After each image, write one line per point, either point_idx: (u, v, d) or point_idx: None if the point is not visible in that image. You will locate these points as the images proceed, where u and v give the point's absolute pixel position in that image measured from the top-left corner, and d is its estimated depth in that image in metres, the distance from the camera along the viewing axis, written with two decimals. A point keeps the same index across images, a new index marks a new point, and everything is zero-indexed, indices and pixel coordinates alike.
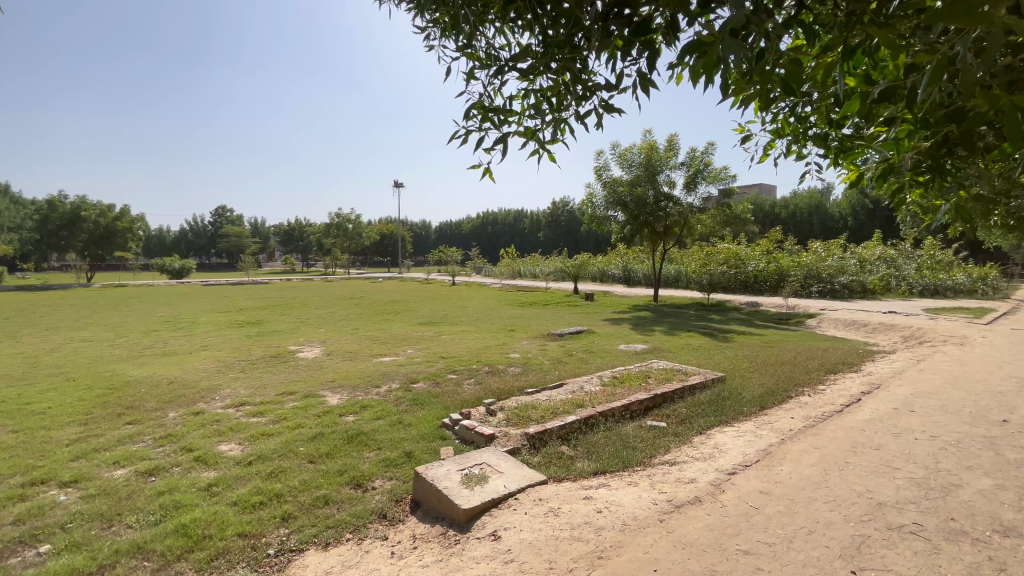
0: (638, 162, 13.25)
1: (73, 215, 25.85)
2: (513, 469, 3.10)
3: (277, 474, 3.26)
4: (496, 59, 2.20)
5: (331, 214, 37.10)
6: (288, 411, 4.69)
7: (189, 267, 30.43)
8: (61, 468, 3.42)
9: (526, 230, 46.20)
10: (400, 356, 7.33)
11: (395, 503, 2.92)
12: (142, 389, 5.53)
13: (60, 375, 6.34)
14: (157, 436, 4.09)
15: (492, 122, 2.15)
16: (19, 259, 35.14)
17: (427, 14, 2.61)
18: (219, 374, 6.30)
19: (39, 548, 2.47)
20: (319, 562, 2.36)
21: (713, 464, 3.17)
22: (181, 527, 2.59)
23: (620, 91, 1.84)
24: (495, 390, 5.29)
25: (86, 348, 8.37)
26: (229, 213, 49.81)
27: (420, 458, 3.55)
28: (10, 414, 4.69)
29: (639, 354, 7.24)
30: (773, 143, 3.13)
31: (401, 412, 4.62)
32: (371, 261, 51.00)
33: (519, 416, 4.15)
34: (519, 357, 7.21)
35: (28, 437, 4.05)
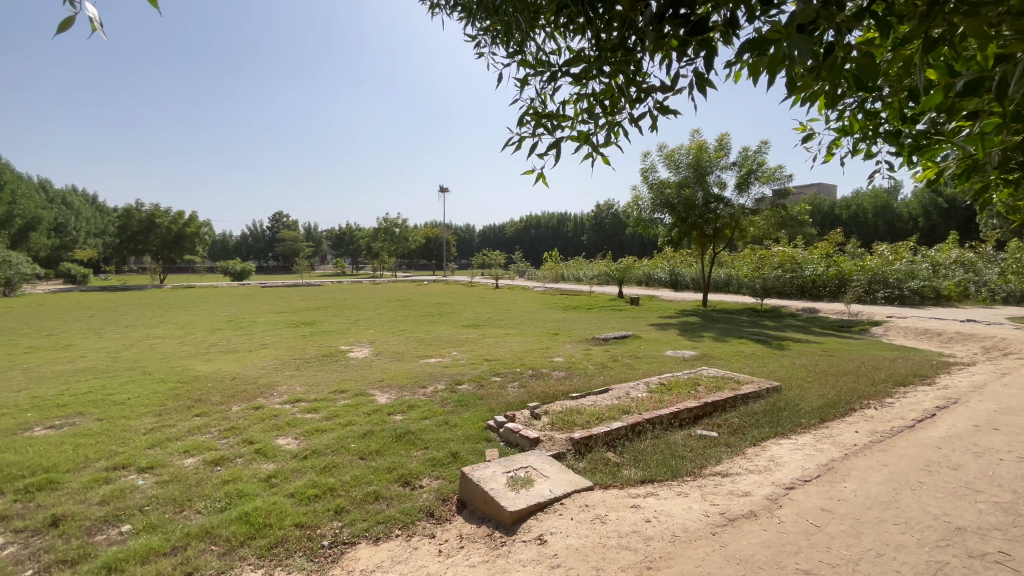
0: (686, 163, 12.90)
1: (147, 223, 28.02)
2: (558, 474, 3.09)
3: (331, 469, 3.40)
4: (549, 65, 2.22)
5: (379, 219, 38.34)
6: (340, 408, 4.88)
7: (249, 270, 32.42)
8: (139, 455, 3.72)
9: (569, 233, 45.94)
10: (446, 358, 7.46)
11: (442, 502, 2.97)
12: (208, 384, 5.91)
13: (137, 369, 6.88)
14: (221, 428, 4.36)
15: (545, 127, 2.18)
16: (103, 263, 38.62)
17: (480, 22, 2.68)
18: (276, 371, 6.64)
19: (121, 527, 2.69)
20: (370, 556, 2.43)
21: (769, 478, 3.04)
22: (244, 515, 2.75)
23: (676, 93, 1.81)
24: (539, 393, 5.29)
25: (159, 344, 9.05)
26: (285, 218, 52.55)
27: (466, 459, 3.60)
28: (95, 403, 5.15)
29: (688, 361, 7.02)
30: (838, 142, 2.98)
31: (447, 413, 4.70)
32: (417, 264, 52.26)
33: (564, 421, 4.12)
34: (563, 361, 7.16)
35: (110, 425, 4.43)
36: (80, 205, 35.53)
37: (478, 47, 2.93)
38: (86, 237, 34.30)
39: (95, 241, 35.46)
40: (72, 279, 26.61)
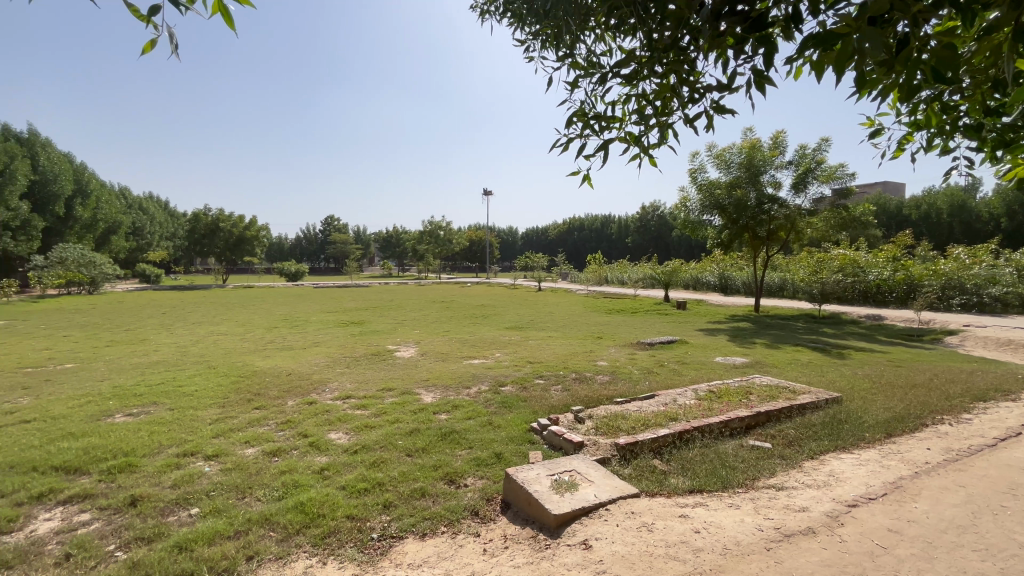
0: (738, 162, 12.42)
1: (212, 227, 30.02)
2: (603, 479, 3.06)
3: (379, 464, 3.52)
4: (599, 67, 2.22)
5: (425, 222, 39.30)
6: (387, 406, 5.04)
7: (303, 271, 34.05)
8: (206, 443, 3.99)
9: (613, 235, 45.35)
10: (489, 360, 7.54)
11: (486, 502, 3.02)
12: (266, 379, 6.26)
13: (203, 362, 7.38)
14: (278, 421, 4.61)
15: (594, 128, 2.17)
16: (172, 264, 41.64)
17: (529, 26, 2.71)
18: (328, 369, 6.93)
19: (190, 510, 2.89)
20: (417, 550, 2.50)
21: (829, 493, 2.88)
22: (300, 504, 2.89)
23: (733, 92, 1.77)
24: (583, 397, 5.26)
25: (223, 341, 9.65)
26: (336, 222, 54.80)
27: (510, 460, 3.62)
28: (167, 393, 5.57)
29: (739, 368, 6.75)
30: (910, 137, 2.79)
31: (491, 414, 4.75)
32: (461, 266, 53.03)
33: (608, 425, 4.07)
34: (607, 365, 7.07)
35: (180, 415, 4.78)
36: (155, 211, 38.53)
37: (527, 51, 2.97)
38: (159, 240, 37.19)
39: (167, 243, 38.40)
40: (147, 279, 28.87)
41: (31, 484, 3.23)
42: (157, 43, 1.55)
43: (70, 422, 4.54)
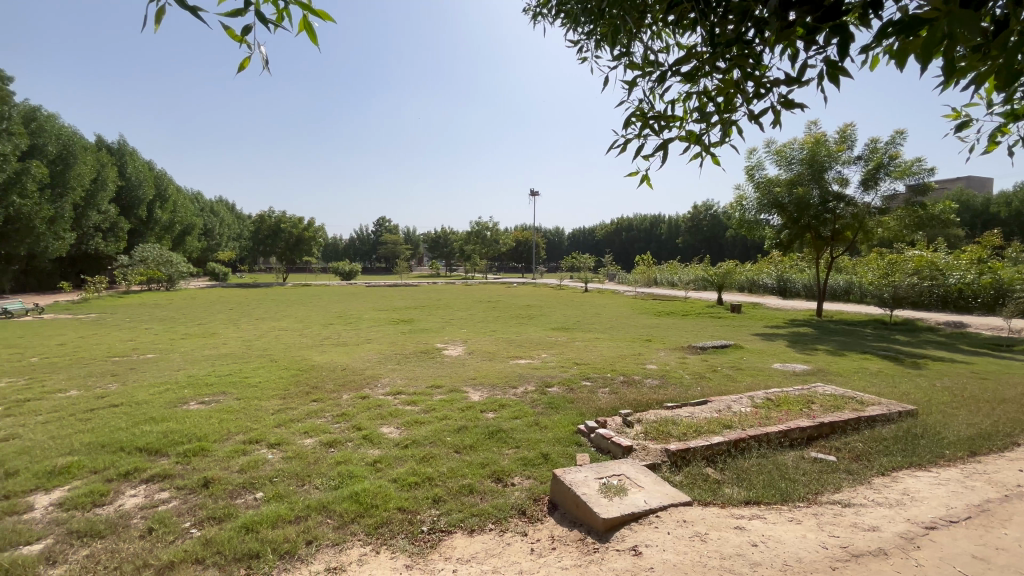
0: (799, 158, 11.76)
1: (274, 228, 31.88)
2: (653, 485, 2.98)
3: (429, 459, 3.61)
4: (658, 63, 2.17)
5: (472, 223, 39.95)
6: (436, 402, 5.15)
7: (356, 271, 35.50)
8: (269, 432, 4.24)
9: (663, 235, 44.27)
10: (535, 360, 7.54)
11: (534, 502, 3.03)
12: (323, 373, 6.57)
13: (266, 356, 7.84)
14: (334, 414, 4.82)
15: (653, 127, 2.11)
16: (239, 264, 44.58)
17: (584, 25, 2.70)
18: (379, 365, 7.17)
19: (256, 494, 3.08)
20: (466, 546, 2.55)
21: (903, 514, 2.67)
22: (354, 494, 3.01)
23: (803, 86, 1.68)
24: (631, 401, 5.15)
25: (284, 336, 10.22)
26: (387, 223, 56.75)
27: (557, 462, 3.61)
28: (235, 384, 5.96)
29: (800, 376, 6.39)
30: (1005, 128, 2.54)
31: (537, 414, 4.75)
32: (507, 266, 53.49)
33: (658, 430, 3.98)
34: (656, 369, 6.90)
35: (246, 404, 5.11)
36: (224, 213, 41.38)
37: (580, 52, 2.96)
38: (227, 240, 39.90)
39: (234, 244, 41.15)
40: (217, 277, 31.02)
41: (120, 463, 3.55)
42: (249, 61, 1.75)
43: (151, 408, 4.96)
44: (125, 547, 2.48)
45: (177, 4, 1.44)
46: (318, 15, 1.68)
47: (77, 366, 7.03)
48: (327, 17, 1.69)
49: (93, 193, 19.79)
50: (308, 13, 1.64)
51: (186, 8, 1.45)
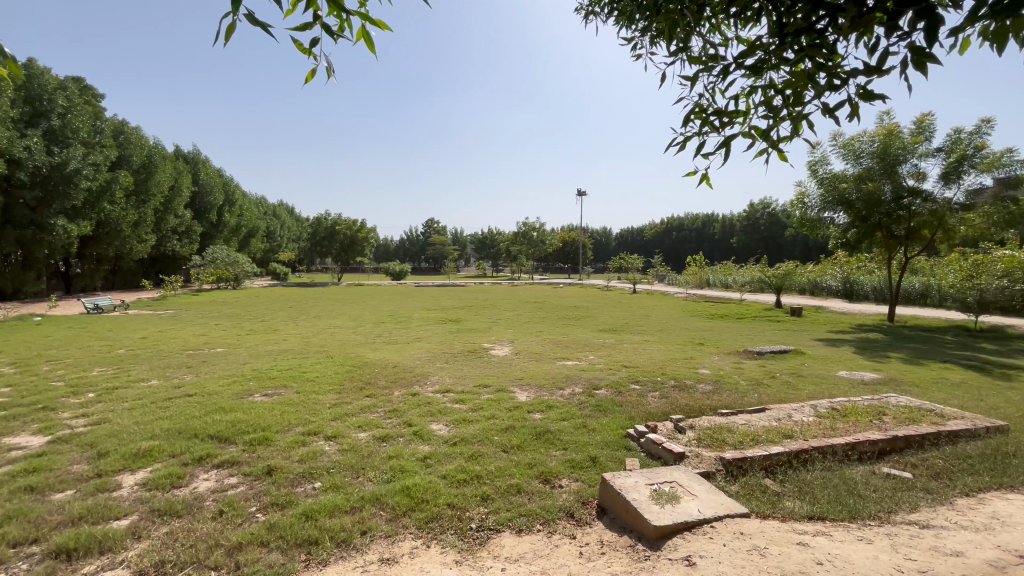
0: (870, 151, 10.98)
1: (330, 230, 33.37)
2: (707, 494, 2.87)
3: (477, 458, 3.65)
4: (719, 58, 2.08)
5: (519, 224, 40.11)
6: (483, 401, 5.21)
7: (406, 271, 36.51)
8: (326, 425, 4.44)
9: (716, 235, 42.70)
10: (582, 362, 7.47)
11: (582, 505, 3.00)
12: (375, 370, 6.80)
13: (323, 352, 8.21)
14: (386, 409, 4.98)
15: (713, 124, 2.03)
16: (297, 264, 47.01)
17: (638, 22, 2.64)
18: (428, 363, 7.34)
19: (314, 484, 3.23)
20: (514, 545, 2.56)
21: (993, 540, 2.43)
22: (406, 489, 3.10)
23: (884, 76, 1.57)
24: (683, 406, 5.00)
25: (339, 333, 10.67)
26: (436, 224, 58.00)
27: (606, 466, 3.55)
28: (294, 378, 6.29)
29: (869, 385, 5.94)
30: None
31: (585, 417, 4.70)
32: (553, 267, 53.31)
33: (712, 438, 3.84)
34: (710, 374, 6.64)
35: (305, 398, 5.37)
36: (285, 216, 43.74)
37: (634, 49, 2.90)
38: (287, 242, 42.15)
39: (293, 246, 43.42)
40: (278, 277, 32.86)
41: (194, 448, 3.84)
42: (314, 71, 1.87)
43: (221, 398, 5.32)
44: (199, 526, 2.67)
45: (249, 21, 1.54)
46: (375, 24, 1.75)
47: (157, 358, 7.66)
48: (383, 24, 1.76)
49: (171, 199, 21.46)
50: (367, 23, 1.72)
51: (257, 25, 1.55)
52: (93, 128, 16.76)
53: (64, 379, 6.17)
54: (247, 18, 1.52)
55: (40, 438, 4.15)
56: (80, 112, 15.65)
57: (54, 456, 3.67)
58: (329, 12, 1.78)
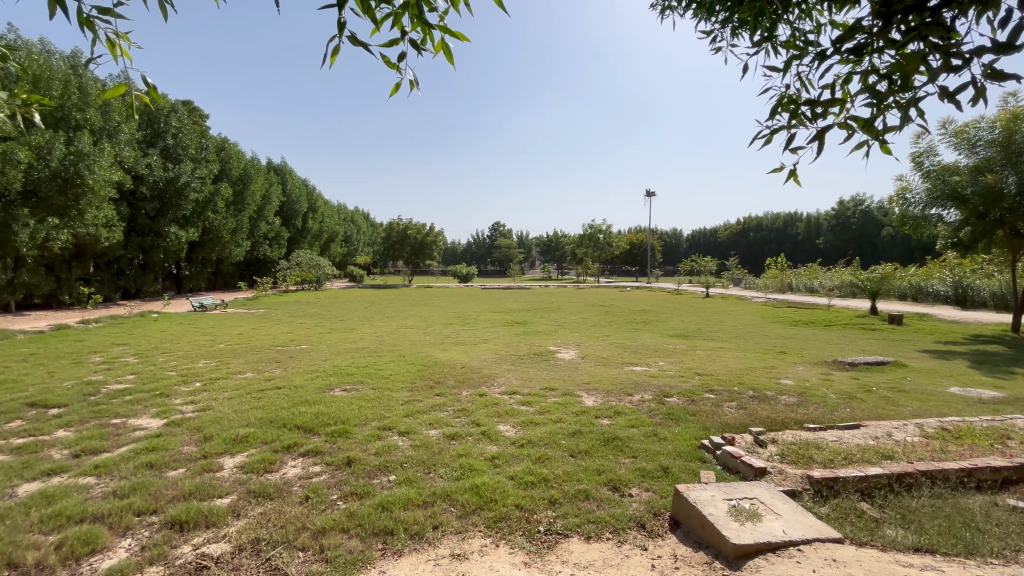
0: (988, 139, 9.71)
1: (402, 234, 34.89)
2: (793, 514, 2.66)
3: (544, 461, 3.65)
4: (811, 44, 1.93)
5: (585, 227, 39.65)
6: (550, 405, 5.20)
7: (473, 274, 37.36)
8: (399, 421, 4.64)
9: (800, 235, 39.67)
10: (652, 368, 7.23)
11: (653, 516, 2.90)
12: (444, 370, 7.00)
13: (396, 351, 8.61)
14: (455, 408, 5.12)
15: (803, 116, 1.87)
16: (372, 267, 49.76)
17: (718, 11, 2.51)
18: (495, 364, 7.45)
19: (389, 477, 3.38)
20: (583, 552, 2.53)
21: None
22: (475, 487, 3.17)
23: (1017, 53, 1.39)
24: (763, 418, 4.68)
25: (410, 333, 11.13)
26: (502, 228, 58.97)
27: (678, 477, 3.41)
28: (370, 375, 6.63)
29: (988, 405, 5.22)
30: None
31: (656, 425, 4.54)
32: (620, 269, 52.21)
33: (798, 454, 3.57)
34: (793, 385, 6.16)
35: (380, 394, 5.65)
36: (362, 222, 46.50)
37: (713, 42, 2.78)
38: (363, 246, 44.63)
39: (369, 249, 45.98)
40: (355, 279, 34.94)
41: (283, 437, 4.17)
42: (401, 85, 1.98)
43: (306, 392, 5.74)
44: (289, 510, 2.89)
45: (350, 42, 1.67)
46: (455, 36, 1.81)
47: (251, 353, 8.41)
48: (463, 37, 1.82)
49: (263, 207, 23.48)
50: (448, 35, 1.78)
51: (357, 45, 1.67)
52: (200, 145, 18.74)
53: (176, 369, 6.94)
54: (348, 39, 1.64)
55: (157, 421, 4.69)
56: (190, 132, 17.58)
57: (170, 438, 4.14)
58: (415, 28, 1.88)
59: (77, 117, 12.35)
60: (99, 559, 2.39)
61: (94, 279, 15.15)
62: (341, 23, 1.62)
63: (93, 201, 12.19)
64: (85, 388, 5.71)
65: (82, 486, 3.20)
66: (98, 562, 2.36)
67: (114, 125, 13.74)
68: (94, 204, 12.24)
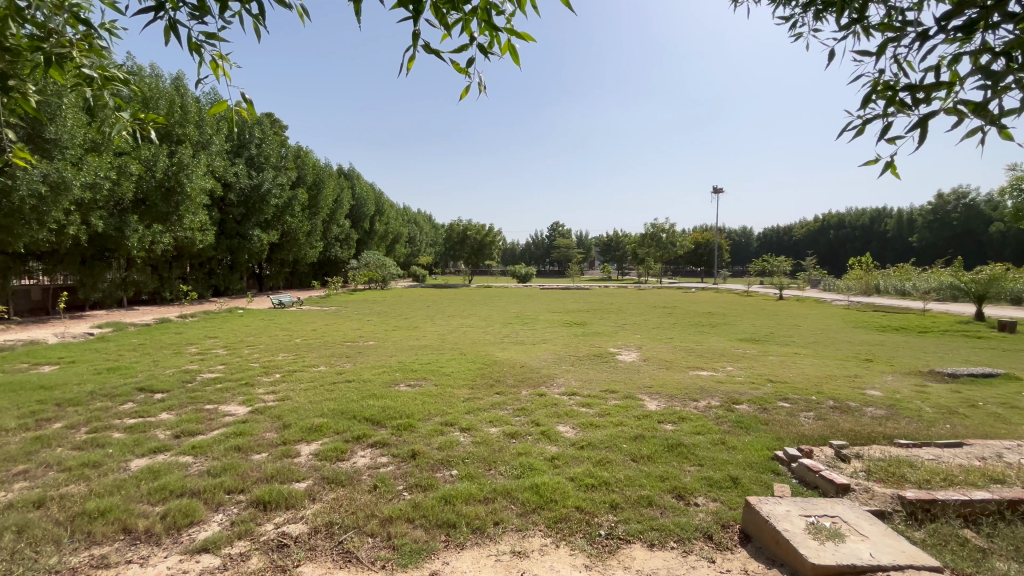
0: None
1: (462, 235, 35.57)
2: (882, 536, 2.44)
3: (605, 463, 3.61)
4: (910, 23, 1.76)
5: (646, 226, 38.52)
6: (611, 407, 5.11)
7: (531, 274, 37.50)
8: (461, 417, 4.76)
9: (889, 233, 36.21)
10: (719, 373, 6.92)
11: (721, 528, 2.77)
12: (504, 369, 7.08)
13: (457, 350, 8.82)
14: (514, 407, 5.16)
15: (900, 102, 1.71)
16: (434, 268, 51.42)
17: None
18: (555, 365, 7.44)
19: (451, 471, 3.48)
20: (645, 559, 2.46)
21: None
22: (535, 486, 3.19)
23: None
24: (846, 431, 4.33)
25: (470, 332, 11.35)
26: (561, 228, 58.73)
27: (749, 489, 3.24)
28: (433, 372, 6.84)
29: None
30: None
31: (723, 433, 4.34)
32: (684, 269, 50.42)
33: (886, 471, 3.28)
34: (881, 396, 5.64)
35: (442, 391, 5.83)
36: (424, 224, 48.11)
37: (792, 27, 2.61)
38: (426, 247, 46.16)
39: (431, 250, 47.47)
40: (418, 278, 36.23)
41: (353, 428, 4.41)
42: (469, 88, 2.05)
43: (374, 386, 6.04)
44: (358, 497, 3.05)
45: (425, 52, 1.74)
46: (521, 37, 1.84)
47: (324, 347, 8.96)
48: (529, 37, 1.84)
49: (335, 211, 24.95)
50: (514, 38, 1.81)
51: (432, 53, 1.74)
52: (280, 154, 20.20)
53: (259, 361, 7.53)
54: (425, 48, 1.71)
55: (244, 408, 5.12)
56: (271, 142, 19.05)
57: (255, 424, 4.51)
58: (483, 32, 1.92)
59: (179, 132, 13.75)
60: (196, 531, 2.65)
61: (191, 277, 16.77)
62: (416, 33, 1.69)
63: (189, 207, 13.46)
64: (184, 376, 6.35)
65: (182, 464, 3.56)
66: (196, 533, 2.61)
67: (206, 138, 15.10)
68: (190, 210, 13.52)
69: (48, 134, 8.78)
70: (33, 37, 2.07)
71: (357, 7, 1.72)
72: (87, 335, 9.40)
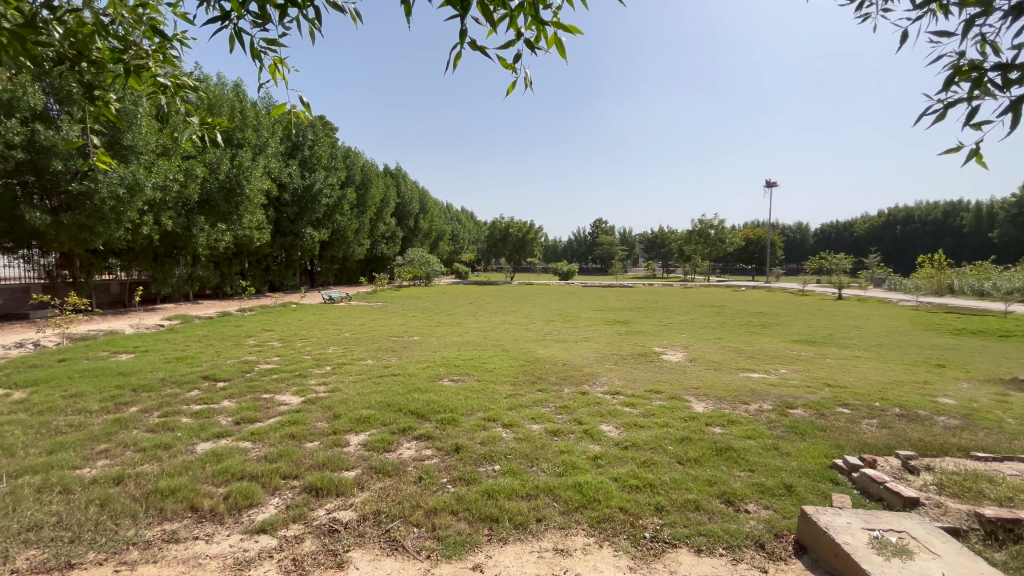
0: None
1: (504, 232, 35.68)
2: (956, 555, 2.25)
3: (649, 465, 3.52)
4: None
5: (693, 223, 37.19)
6: (656, 408, 4.99)
7: (573, 272, 37.03)
8: (503, 413, 4.79)
9: (967, 229, 33.35)
10: (771, 375, 6.62)
11: (774, 537, 2.65)
12: (546, 366, 7.06)
13: (499, 346, 8.85)
14: (557, 405, 5.14)
15: (987, 83, 1.56)
16: (477, 265, 51.98)
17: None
18: (597, 363, 7.34)
19: (493, 466, 3.51)
20: (693, 564, 2.40)
21: None
22: (578, 485, 3.16)
23: None
24: (914, 440, 4.04)
25: (512, 329, 11.38)
26: (604, 224, 57.80)
27: (805, 497, 3.08)
28: (476, 368, 6.92)
29: None
30: None
31: (776, 438, 4.14)
32: (734, 267, 48.41)
33: (961, 486, 3.03)
34: (954, 405, 5.21)
35: (484, 386, 5.88)
36: (466, 222, 48.65)
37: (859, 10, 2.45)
38: (468, 245, 46.68)
39: (473, 247, 47.96)
40: (461, 275, 36.69)
41: (399, 420, 4.53)
42: (514, 84, 2.04)
43: (418, 380, 6.18)
44: (404, 488, 3.14)
45: (472, 49, 1.75)
46: (568, 31, 1.81)
47: (371, 342, 9.24)
48: (576, 30, 1.81)
49: (381, 210, 25.65)
50: (560, 31, 1.79)
51: (478, 50, 1.75)
52: (331, 155, 20.95)
53: (311, 354, 7.88)
54: (471, 45, 1.72)
55: (297, 398, 5.37)
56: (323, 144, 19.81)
57: (307, 414, 4.72)
58: (529, 27, 1.91)
59: (239, 137, 14.58)
60: (255, 512, 2.80)
61: (248, 273, 17.75)
62: (462, 30, 1.70)
63: (247, 207, 14.22)
64: (244, 366, 6.74)
65: (242, 449, 3.77)
66: (255, 515, 2.77)
67: (264, 141, 15.84)
68: (248, 210, 14.28)
69: (126, 141, 9.58)
70: (114, 50, 2.24)
71: (408, 8, 1.75)
72: (157, 326, 10.13)
